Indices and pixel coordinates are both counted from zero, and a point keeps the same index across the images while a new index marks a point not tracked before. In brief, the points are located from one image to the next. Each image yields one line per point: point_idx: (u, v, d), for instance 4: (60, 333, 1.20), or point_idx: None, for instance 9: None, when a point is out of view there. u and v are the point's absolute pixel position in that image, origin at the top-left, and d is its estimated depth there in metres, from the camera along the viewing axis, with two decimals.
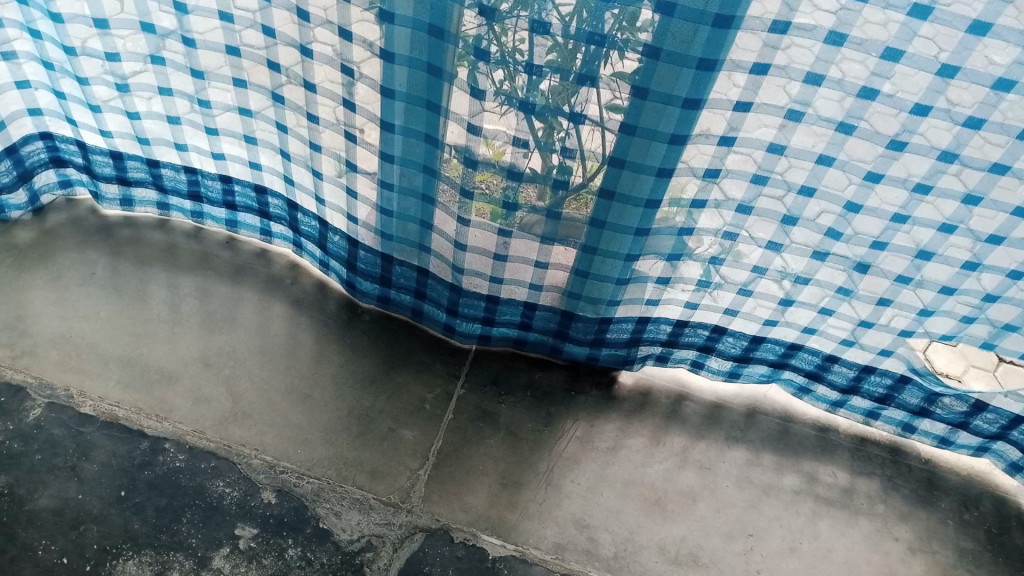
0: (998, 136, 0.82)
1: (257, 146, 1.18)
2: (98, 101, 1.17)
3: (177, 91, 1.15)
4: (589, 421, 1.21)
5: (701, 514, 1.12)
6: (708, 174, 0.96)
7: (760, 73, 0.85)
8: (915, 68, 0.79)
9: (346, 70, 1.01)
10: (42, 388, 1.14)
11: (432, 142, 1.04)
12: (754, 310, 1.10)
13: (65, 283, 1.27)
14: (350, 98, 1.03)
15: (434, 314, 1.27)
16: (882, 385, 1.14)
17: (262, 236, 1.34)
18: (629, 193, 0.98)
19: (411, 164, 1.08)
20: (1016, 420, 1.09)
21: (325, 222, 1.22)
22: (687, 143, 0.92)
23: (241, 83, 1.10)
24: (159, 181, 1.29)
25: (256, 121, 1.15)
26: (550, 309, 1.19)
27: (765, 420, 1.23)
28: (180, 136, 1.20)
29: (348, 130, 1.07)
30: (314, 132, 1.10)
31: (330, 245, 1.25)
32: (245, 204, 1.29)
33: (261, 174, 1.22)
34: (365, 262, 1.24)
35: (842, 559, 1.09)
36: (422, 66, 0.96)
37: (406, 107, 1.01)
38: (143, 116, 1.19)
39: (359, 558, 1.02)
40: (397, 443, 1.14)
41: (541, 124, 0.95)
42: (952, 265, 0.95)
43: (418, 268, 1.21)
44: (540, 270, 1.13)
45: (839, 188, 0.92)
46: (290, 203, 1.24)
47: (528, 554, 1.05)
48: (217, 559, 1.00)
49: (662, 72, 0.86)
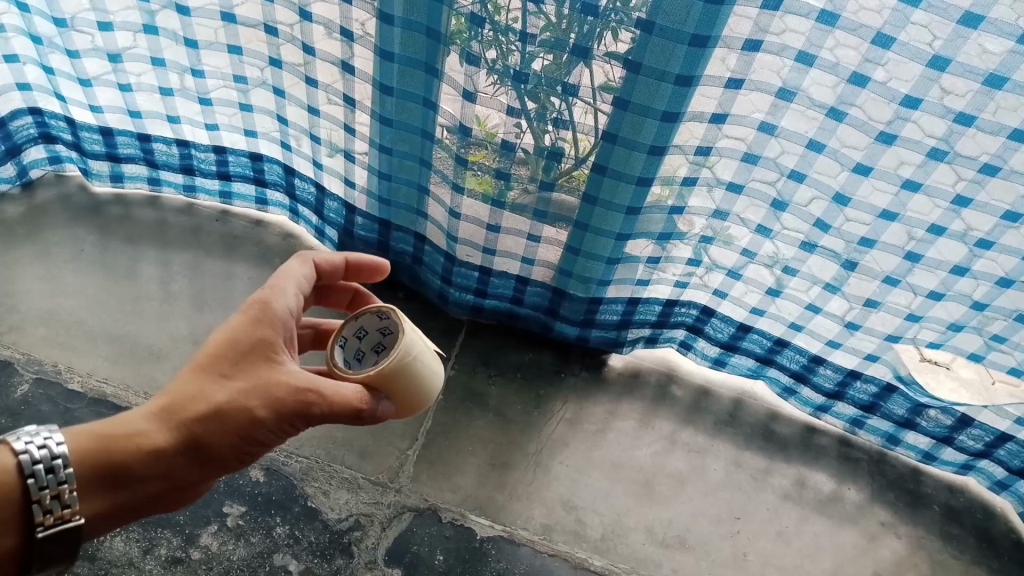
0: (991, 129, 0.80)
1: (251, 114, 1.16)
2: (88, 75, 1.15)
3: (171, 61, 1.12)
4: (578, 402, 1.21)
5: (690, 497, 1.12)
6: (699, 152, 0.95)
7: (751, 51, 0.84)
8: (908, 57, 0.78)
9: (342, 42, 1.00)
10: (30, 363, 1.13)
11: (428, 105, 1.02)
12: (743, 295, 1.10)
13: (53, 259, 1.26)
14: (349, 62, 1.01)
15: (429, 280, 1.27)
16: (867, 392, 1.12)
17: (256, 205, 1.33)
18: (622, 170, 0.97)
19: (411, 128, 1.06)
20: (1001, 438, 1.06)
21: (323, 187, 1.21)
22: (680, 121, 0.91)
23: (237, 51, 1.08)
24: (149, 156, 1.27)
25: (251, 89, 1.13)
26: (542, 284, 1.19)
27: (753, 405, 1.23)
28: (172, 109, 1.18)
29: (347, 94, 1.06)
30: (311, 95, 1.08)
31: (327, 212, 1.24)
32: (239, 173, 1.27)
33: (257, 142, 1.21)
34: (364, 227, 1.24)
35: (828, 543, 1.10)
36: (421, 30, 0.94)
37: (399, 69, 0.99)
38: (135, 88, 1.16)
39: (347, 537, 1.02)
40: (386, 423, 1.14)
41: (533, 104, 0.94)
42: (939, 270, 0.94)
43: (416, 233, 1.21)
44: (533, 245, 1.12)
45: (831, 175, 0.91)
46: (287, 169, 1.22)
47: (515, 535, 1.05)
48: (206, 536, 1.00)
49: (655, 46, 0.84)
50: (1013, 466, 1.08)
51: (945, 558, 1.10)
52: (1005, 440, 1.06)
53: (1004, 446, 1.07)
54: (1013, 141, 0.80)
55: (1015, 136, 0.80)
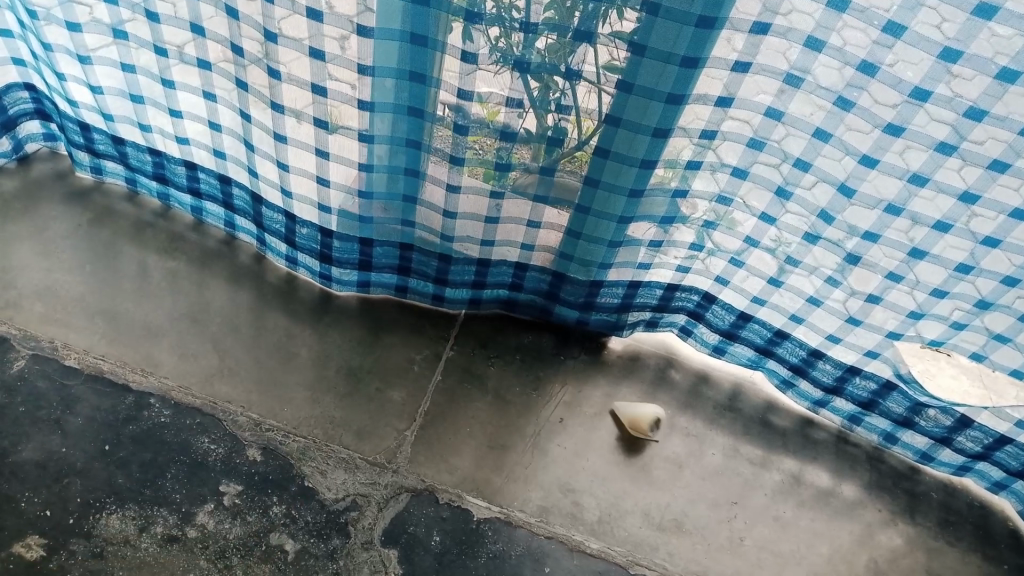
0: (1002, 122, 0.80)
1: (220, 135, 1.14)
2: (63, 70, 1.15)
3: (141, 68, 1.11)
4: (577, 384, 1.20)
5: (688, 481, 1.12)
6: (704, 136, 0.95)
7: (760, 33, 0.83)
8: (918, 45, 0.77)
9: (312, 61, 0.96)
10: (27, 340, 1.12)
11: (416, 114, 1.00)
12: (743, 283, 1.09)
13: (49, 234, 1.25)
14: (320, 82, 0.98)
15: (421, 287, 1.24)
16: (866, 389, 1.12)
17: (227, 227, 1.30)
18: (626, 153, 0.96)
19: (388, 140, 1.03)
20: (1001, 440, 1.06)
21: (293, 215, 1.16)
22: (685, 103, 0.90)
23: (205, 65, 1.06)
24: (125, 158, 1.26)
25: (220, 108, 1.11)
26: (541, 269, 1.18)
27: (752, 392, 1.23)
28: (143, 117, 1.17)
29: (318, 116, 1.01)
30: (277, 121, 1.04)
31: (298, 239, 1.20)
32: (209, 192, 1.25)
33: (225, 164, 1.18)
34: (341, 250, 1.18)
35: (824, 529, 1.10)
36: (403, 37, 0.92)
37: (375, 82, 0.96)
38: (107, 91, 1.16)
39: (344, 517, 1.02)
40: (384, 404, 1.14)
41: (537, 83, 0.92)
42: (944, 266, 0.94)
43: (401, 243, 1.18)
44: (533, 231, 1.11)
45: (834, 166, 0.91)
46: (254, 196, 1.19)
47: (512, 517, 1.05)
48: (202, 514, 1.00)
49: (661, 30, 0.84)
50: (1012, 467, 1.09)
51: (941, 546, 1.11)
52: (1004, 443, 1.06)
53: (1003, 449, 1.07)
54: None
55: None
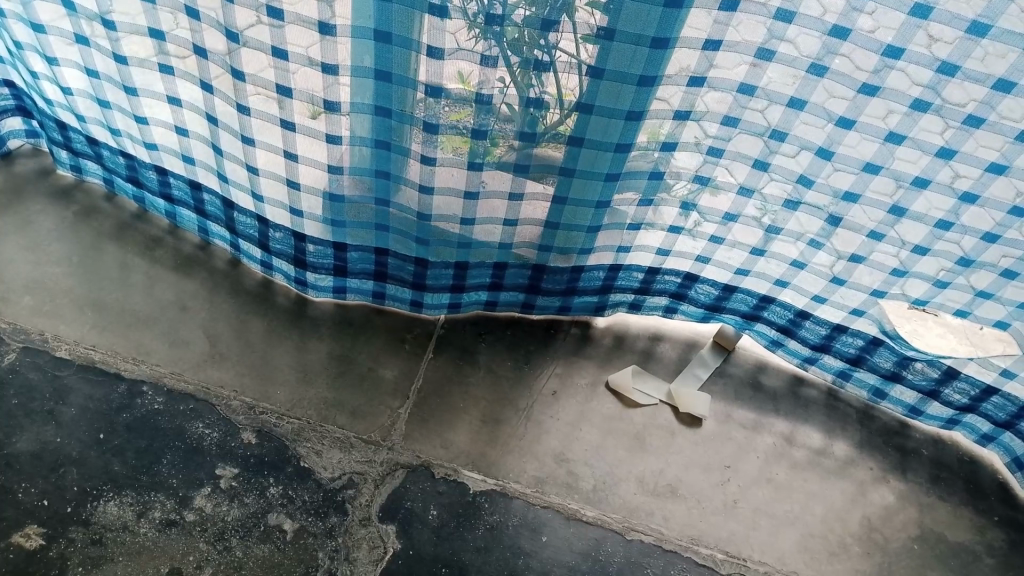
0: (977, 79, 0.80)
1: (188, 140, 1.13)
2: (35, 68, 1.15)
3: (104, 74, 1.10)
4: (568, 359, 1.21)
5: (680, 448, 1.13)
6: (680, 115, 0.94)
7: (729, 11, 0.83)
8: (893, 7, 0.78)
9: (274, 60, 0.94)
10: (17, 333, 1.12)
11: (384, 114, 0.99)
12: (726, 258, 1.10)
13: (35, 228, 1.25)
14: (285, 83, 0.96)
15: (399, 294, 1.22)
16: (854, 345, 1.13)
17: (200, 233, 1.28)
18: (601, 139, 0.96)
19: (365, 141, 1.03)
20: (987, 391, 1.08)
21: (265, 219, 1.16)
22: (657, 84, 0.90)
23: (167, 70, 1.05)
24: (101, 159, 1.26)
25: (185, 112, 1.10)
26: (522, 265, 1.16)
27: (742, 358, 1.25)
28: (111, 121, 1.16)
29: (285, 117, 0.99)
30: (244, 124, 1.02)
31: (272, 243, 1.19)
32: (181, 198, 1.24)
33: (194, 169, 1.17)
34: (316, 255, 1.17)
35: (817, 490, 1.11)
36: (371, 36, 0.91)
37: (354, 82, 0.95)
38: (76, 92, 1.15)
39: (341, 495, 1.03)
40: (377, 382, 1.15)
41: (517, 58, 0.90)
42: (924, 224, 0.95)
43: (377, 249, 1.16)
44: (510, 228, 1.10)
45: (813, 136, 0.92)
46: (226, 202, 1.18)
47: (508, 488, 1.06)
48: (199, 498, 1.00)
49: (630, 12, 0.83)
50: (999, 418, 1.11)
51: (933, 501, 1.12)
52: (991, 393, 1.08)
53: (990, 400, 1.09)
54: (998, 93, 0.81)
55: (999, 86, 0.80)
